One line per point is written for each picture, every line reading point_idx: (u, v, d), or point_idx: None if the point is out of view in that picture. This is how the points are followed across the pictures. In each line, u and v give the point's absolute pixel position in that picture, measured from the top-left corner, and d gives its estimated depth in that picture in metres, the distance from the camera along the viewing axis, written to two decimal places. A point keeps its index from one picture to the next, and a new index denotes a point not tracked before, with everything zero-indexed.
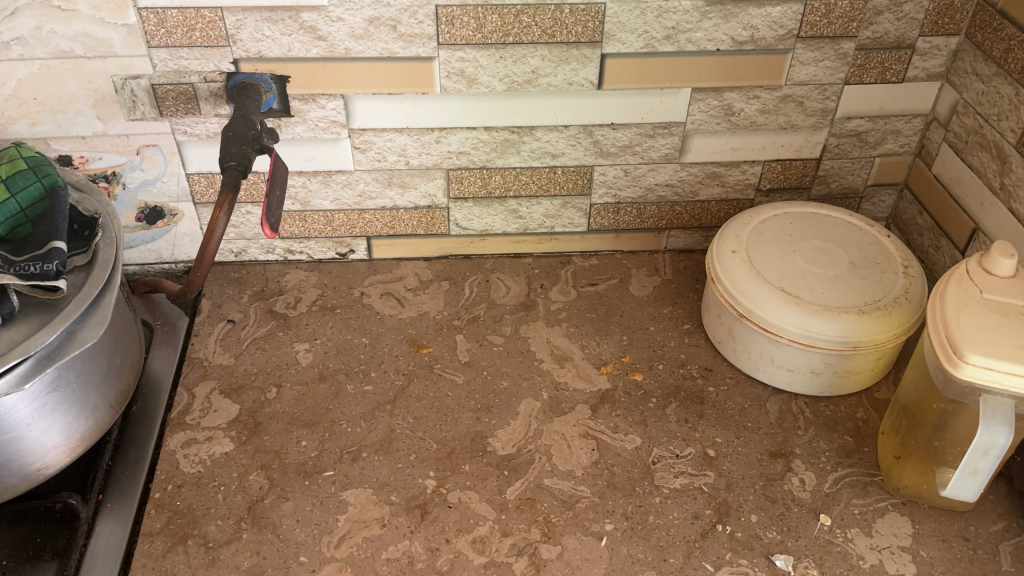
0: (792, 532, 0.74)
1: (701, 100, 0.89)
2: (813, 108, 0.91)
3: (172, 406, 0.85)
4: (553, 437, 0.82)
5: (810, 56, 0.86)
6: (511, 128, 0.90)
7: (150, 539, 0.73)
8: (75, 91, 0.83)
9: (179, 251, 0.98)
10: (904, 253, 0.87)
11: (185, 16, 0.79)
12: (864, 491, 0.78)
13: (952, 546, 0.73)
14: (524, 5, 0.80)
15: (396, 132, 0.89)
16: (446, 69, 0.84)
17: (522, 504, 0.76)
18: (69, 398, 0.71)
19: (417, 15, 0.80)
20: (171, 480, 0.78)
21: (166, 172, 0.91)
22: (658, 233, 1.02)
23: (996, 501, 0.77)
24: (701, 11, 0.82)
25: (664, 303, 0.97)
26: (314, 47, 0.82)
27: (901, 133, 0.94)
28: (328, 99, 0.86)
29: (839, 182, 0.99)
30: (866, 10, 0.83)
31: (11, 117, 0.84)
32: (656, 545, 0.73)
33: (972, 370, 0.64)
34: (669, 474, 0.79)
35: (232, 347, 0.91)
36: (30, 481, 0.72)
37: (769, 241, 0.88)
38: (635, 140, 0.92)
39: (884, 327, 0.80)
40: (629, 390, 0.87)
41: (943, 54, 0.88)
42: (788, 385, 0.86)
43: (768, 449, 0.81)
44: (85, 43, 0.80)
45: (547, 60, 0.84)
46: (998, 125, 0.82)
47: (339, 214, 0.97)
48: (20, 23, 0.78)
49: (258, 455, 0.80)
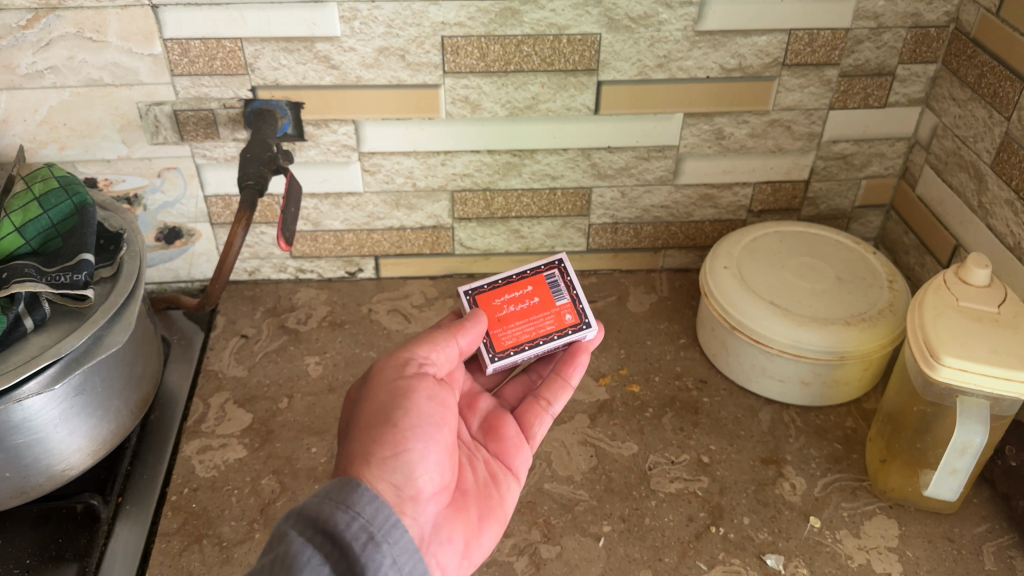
0: (782, 533, 0.77)
1: (693, 125, 0.94)
2: (800, 132, 0.96)
3: (188, 415, 0.88)
4: (553, 444, 0.85)
5: (796, 82, 0.91)
6: (513, 151, 0.95)
7: (167, 539, 0.76)
8: (103, 116, 0.88)
9: (195, 270, 1.03)
10: (890, 268, 0.91)
11: (207, 46, 0.85)
12: (852, 495, 0.81)
13: (937, 547, 0.76)
14: (524, 35, 0.85)
15: (403, 155, 0.94)
16: (451, 96, 0.89)
17: (522, 507, 0.79)
18: (93, 402, 0.75)
19: (424, 45, 0.86)
20: (187, 484, 0.81)
21: (185, 194, 0.96)
22: (655, 253, 1.06)
23: (979, 505, 0.80)
24: (691, 40, 0.87)
25: (660, 319, 1.01)
26: (327, 75, 0.87)
27: (885, 156, 0.99)
28: (339, 124, 0.91)
29: (827, 204, 1.03)
30: (847, 39, 0.88)
31: (42, 142, 0.89)
32: (651, 546, 0.76)
33: (948, 372, 0.69)
34: (664, 479, 0.82)
35: (246, 360, 0.95)
36: (55, 482, 0.76)
37: (759, 258, 0.92)
38: (631, 163, 0.96)
39: (869, 337, 0.84)
40: (626, 401, 0.90)
41: (922, 80, 0.92)
42: (779, 396, 0.89)
43: (760, 456, 0.84)
44: (114, 72, 0.85)
45: (546, 87, 0.89)
46: (974, 146, 0.87)
47: (349, 234, 1.01)
48: (53, 53, 0.83)
49: (270, 460, 0.83)
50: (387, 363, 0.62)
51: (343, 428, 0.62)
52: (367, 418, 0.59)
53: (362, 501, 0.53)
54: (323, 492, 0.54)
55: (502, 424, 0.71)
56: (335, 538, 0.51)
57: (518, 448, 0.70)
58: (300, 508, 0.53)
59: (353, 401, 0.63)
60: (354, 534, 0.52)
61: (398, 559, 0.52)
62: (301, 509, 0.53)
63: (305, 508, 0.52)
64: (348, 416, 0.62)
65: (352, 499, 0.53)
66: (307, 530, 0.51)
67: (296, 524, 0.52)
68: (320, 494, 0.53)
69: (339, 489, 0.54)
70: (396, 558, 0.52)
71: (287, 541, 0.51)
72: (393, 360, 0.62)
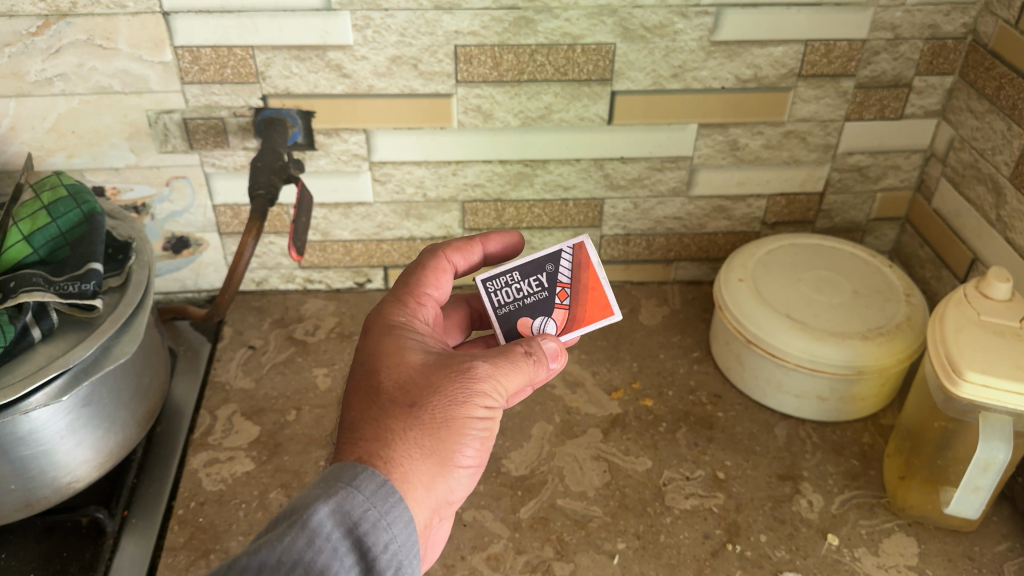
0: (800, 551, 0.76)
1: (707, 136, 0.93)
2: (816, 143, 0.95)
3: (195, 427, 0.87)
4: (565, 459, 0.84)
5: (812, 93, 0.90)
6: (525, 161, 0.94)
7: (173, 554, 0.75)
8: (112, 124, 0.88)
9: (203, 280, 1.01)
10: (907, 282, 0.90)
11: (217, 54, 0.84)
12: (870, 513, 0.79)
13: (957, 566, 0.75)
14: (538, 44, 0.85)
15: (414, 165, 0.93)
16: (463, 105, 0.89)
17: (535, 523, 0.78)
18: (101, 413, 0.74)
19: (436, 54, 0.85)
20: (194, 498, 0.80)
21: (194, 204, 0.95)
22: (667, 265, 1.05)
23: (1000, 523, 0.79)
24: (706, 50, 0.86)
25: (673, 332, 0.99)
26: (339, 84, 0.86)
27: (901, 168, 0.98)
28: (350, 134, 0.90)
29: (842, 216, 1.02)
30: (864, 50, 0.87)
31: (50, 150, 0.88)
32: (667, 563, 0.74)
33: (970, 388, 0.67)
34: (679, 495, 0.80)
35: (253, 372, 0.94)
36: (61, 494, 0.74)
37: (775, 270, 0.91)
38: (644, 174, 0.95)
39: (888, 352, 0.82)
40: (639, 415, 0.89)
41: (939, 92, 0.91)
42: (795, 411, 0.88)
43: (777, 472, 0.83)
44: (123, 79, 0.85)
45: (559, 96, 0.89)
46: (993, 158, 0.85)
47: (358, 244, 1.00)
48: (63, 60, 0.83)
49: (278, 474, 0.82)
50: (493, 374, 0.57)
51: (413, 409, 0.55)
52: (457, 427, 0.55)
53: (398, 524, 0.52)
54: (367, 490, 0.51)
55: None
56: (363, 553, 0.50)
57: None
58: (342, 499, 0.50)
59: (432, 385, 0.56)
60: (380, 554, 0.51)
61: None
62: (341, 501, 0.50)
63: (345, 502, 0.50)
64: (418, 397, 0.55)
65: (391, 515, 0.51)
66: (341, 531, 0.50)
67: (331, 519, 0.50)
68: (364, 491, 0.51)
69: (384, 495, 0.51)
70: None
71: (318, 538, 0.49)
72: (498, 368, 0.57)
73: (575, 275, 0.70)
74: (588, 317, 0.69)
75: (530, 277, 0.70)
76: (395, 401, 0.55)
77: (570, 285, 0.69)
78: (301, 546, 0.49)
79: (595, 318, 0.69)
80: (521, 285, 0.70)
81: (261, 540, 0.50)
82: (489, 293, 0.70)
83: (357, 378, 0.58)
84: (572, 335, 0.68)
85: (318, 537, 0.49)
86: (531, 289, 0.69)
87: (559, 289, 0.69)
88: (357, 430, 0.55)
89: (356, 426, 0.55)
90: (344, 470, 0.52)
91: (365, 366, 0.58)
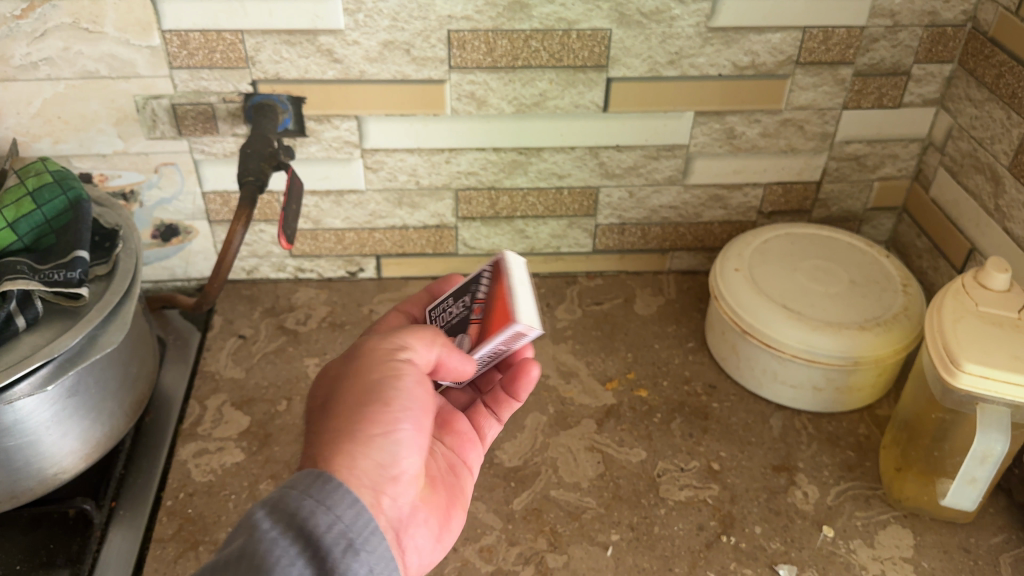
0: (795, 543, 0.75)
1: (703, 124, 0.92)
2: (813, 132, 0.94)
3: (184, 417, 0.86)
4: (559, 450, 0.83)
5: (809, 81, 0.89)
6: (519, 149, 0.93)
7: (161, 545, 0.74)
8: (99, 109, 0.86)
9: (192, 268, 1.00)
10: (904, 272, 0.89)
11: (206, 38, 0.82)
12: (866, 504, 0.79)
13: (953, 557, 0.74)
14: (533, 30, 0.83)
15: (407, 152, 0.92)
16: (457, 91, 0.87)
17: (528, 514, 0.77)
18: (87, 403, 0.73)
19: (429, 39, 0.83)
20: (183, 489, 0.79)
21: (183, 190, 0.93)
22: (662, 255, 1.04)
23: (996, 515, 0.78)
24: (703, 37, 0.85)
25: (667, 322, 0.99)
26: (330, 69, 0.85)
27: (899, 157, 0.97)
28: (342, 120, 0.89)
29: (839, 206, 1.01)
30: (862, 37, 0.86)
31: (36, 135, 0.87)
32: (661, 555, 0.74)
33: (968, 379, 0.67)
34: (674, 486, 0.80)
35: (243, 361, 0.92)
36: (46, 486, 0.73)
37: (771, 260, 0.90)
38: (639, 162, 0.94)
39: (884, 342, 0.82)
40: (634, 405, 0.88)
41: (937, 80, 0.90)
42: (791, 401, 0.87)
43: (772, 463, 0.82)
44: (110, 64, 0.83)
45: (554, 83, 0.87)
46: (991, 147, 0.84)
47: (350, 232, 0.99)
48: (49, 44, 0.81)
49: (268, 465, 0.81)
50: (382, 341, 0.58)
51: (324, 405, 0.57)
52: (365, 399, 0.55)
53: (339, 505, 0.50)
54: (301, 485, 0.50)
55: (455, 418, 0.69)
56: (309, 540, 0.48)
57: (471, 444, 0.69)
58: (278, 497, 0.50)
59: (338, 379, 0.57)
60: (324, 537, 0.49)
61: (374, 569, 0.50)
62: (276, 500, 0.50)
63: (281, 499, 0.50)
64: (325, 396, 0.57)
65: (329, 499, 0.50)
66: (283, 525, 0.49)
67: (270, 516, 0.49)
68: (297, 486, 0.50)
69: (318, 484, 0.50)
70: (373, 566, 0.50)
71: (255, 533, 0.48)
72: (395, 336, 0.58)
73: (493, 284, 0.63)
74: (493, 327, 0.60)
75: (459, 298, 0.66)
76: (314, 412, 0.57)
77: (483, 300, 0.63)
78: (241, 544, 0.48)
79: (498, 326, 0.60)
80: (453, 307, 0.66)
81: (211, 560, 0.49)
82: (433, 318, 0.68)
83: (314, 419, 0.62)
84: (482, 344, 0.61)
85: (259, 532, 0.48)
86: (458, 310, 0.65)
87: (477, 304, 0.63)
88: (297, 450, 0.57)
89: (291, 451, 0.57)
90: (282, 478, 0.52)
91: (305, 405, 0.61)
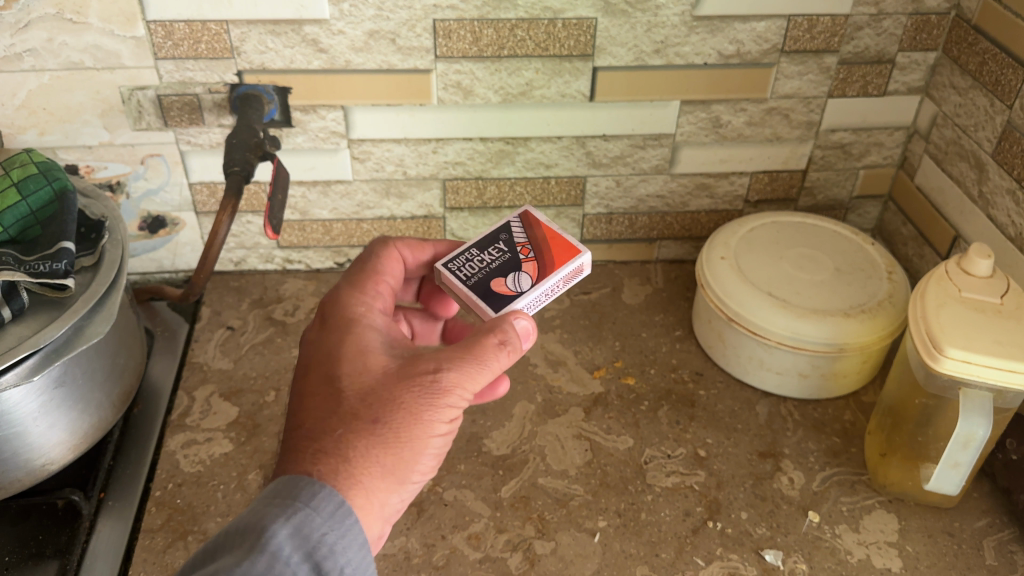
0: (781, 528, 0.76)
1: (689, 113, 0.92)
2: (798, 120, 0.94)
3: (172, 409, 0.86)
4: (547, 438, 0.83)
5: (794, 70, 0.89)
6: (506, 139, 0.93)
7: (150, 536, 0.74)
8: (84, 101, 0.86)
9: (180, 260, 1.00)
10: (889, 259, 0.90)
11: (191, 29, 0.82)
12: (851, 489, 0.79)
13: (937, 541, 0.75)
14: (518, 19, 0.83)
15: (393, 143, 0.92)
16: (444, 81, 0.87)
17: (516, 502, 0.77)
18: (74, 394, 0.73)
19: (415, 29, 0.83)
20: (172, 479, 0.79)
21: (169, 181, 0.93)
22: (650, 244, 1.04)
23: (980, 499, 0.79)
24: (689, 25, 0.85)
25: (655, 311, 0.99)
26: (315, 59, 0.85)
27: (884, 145, 0.97)
28: (328, 110, 0.89)
29: (825, 194, 1.02)
30: (847, 25, 0.87)
31: (21, 127, 0.87)
32: (648, 541, 0.74)
33: (951, 364, 0.67)
34: (661, 473, 0.80)
35: (231, 352, 0.93)
36: (35, 477, 0.73)
37: (757, 248, 0.91)
38: (626, 151, 0.95)
39: (869, 329, 0.82)
40: (621, 393, 0.88)
41: (922, 68, 0.91)
42: (776, 388, 0.88)
43: (758, 449, 0.83)
44: (95, 55, 0.83)
45: (540, 72, 0.87)
46: (975, 135, 0.85)
47: (338, 223, 0.99)
48: (33, 35, 0.81)
49: (257, 455, 0.81)
50: (462, 385, 0.55)
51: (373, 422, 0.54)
52: (417, 446, 0.54)
53: (353, 547, 0.52)
54: (325, 512, 0.51)
55: None
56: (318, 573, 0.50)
57: None
58: (302, 522, 0.50)
59: (398, 399, 0.54)
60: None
61: None
62: (299, 522, 0.50)
63: (304, 524, 0.50)
64: (375, 413, 0.54)
65: (346, 537, 0.51)
66: (302, 554, 0.49)
67: (288, 538, 0.49)
68: (322, 513, 0.50)
69: (342, 517, 0.51)
70: None
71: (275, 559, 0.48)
72: (468, 375, 0.55)
73: (531, 235, 0.71)
74: (558, 261, 0.68)
75: (487, 248, 0.70)
76: (357, 414, 0.54)
77: (529, 245, 0.70)
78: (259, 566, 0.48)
79: (566, 259, 0.68)
80: (482, 257, 0.70)
81: (215, 564, 0.48)
82: (448, 268, 0.69)
83: (316, 379, 0.56)
84: (548, 277, 0.66)
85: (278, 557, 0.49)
86: (493, 257, 0.69)
87: (519, 249, 0.70)
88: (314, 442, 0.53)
89: (314, 438, 0.54)
90: (299, 487, 0.51)
91: (330, 373, 0.56)
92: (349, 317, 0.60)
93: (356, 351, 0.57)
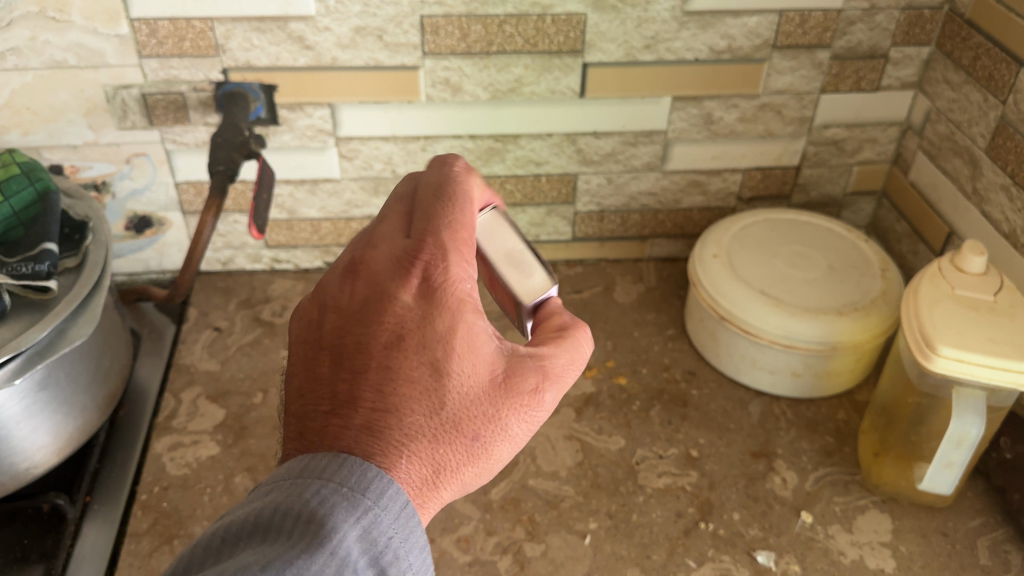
0: (773, 529, 0.75)
1: (681, 109, 0.91)
2: (791, 116, 0.93)
3: (159, 411, 0.85)
4: (537, 438, 0.82)
5: (786, 65, 0.89)
6: (496, 136, 0.92)
7: (136, 540, 0.73)
8: (67, 99, 0.85)
9: (167, 260, 0.99)
10: (883, 256, 0.89)
11: (175, 26, 0.81)
12: (844, 489, 0.79)
13: (931, 541, 0.74)
14: (507, 14, 0.82)
15: (382, 140, 0.91)
16: (432, 78, 0.86)
17: (506, 504, 0.76)
18: (58, 396, 0.72)
19: (402, 25, 0.82)
20: (158, 482, 0.78)
21: (155, 181, 0.92)
22: (642, 242, 1.03)
23: (974, 498, 0.78)
24: (679, 21, 0.84)
25: (647, 310, 0.98)
26: (302, 56, 0.84)
27: (878, 141, 0.96)
28: (314, 108, 0.88)
29: (818, 190, 1.01)
30: (839, 20, 0.86)
31: (4, 126, 0.85)
32: (639, 543, 0.73)
33: (944, 362, 0.66)
34: (652, 474, 0.79)
35: (218, 354, 0.92)
36: (18, 481, 0.72)
37: (750, 246, 0.90)
38: (617, 149, 0.94)
39: (862, 327, 0.81)
40: (613, 393, 0.88)
41: (915, 63, 0.90)
42: (769, 387, 0.87)
43: (750, 449, 0.82)
44: (78, 53, 0.82)
45: (530, 68, 0.86)
46: (969, 130, 0.84)
47: (326, 222, 0.98)
48: (15, 33, 0.79)
49: (244, 458, 0.80)
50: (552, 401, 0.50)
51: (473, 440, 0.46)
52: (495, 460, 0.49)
53: (414, 551, 0.44)
54: (394, 513, 0.43)
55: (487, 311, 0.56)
56: None
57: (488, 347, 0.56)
58: (370, 524, 0.42)
59: (501, 416, 0.47)
60: None
61: None
62: (367, 522, 0.42)
63: (372, 525, 0.42)
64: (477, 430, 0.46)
65: (412, 542, 0.44)
66: (367, 559, 0.42)
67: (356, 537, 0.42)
68: (392, 513, 0.43)
69: (407, 520, 0.44)
70: None
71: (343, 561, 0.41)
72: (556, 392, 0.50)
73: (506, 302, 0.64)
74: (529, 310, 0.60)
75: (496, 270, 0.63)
76: (460, 428, 0.46)
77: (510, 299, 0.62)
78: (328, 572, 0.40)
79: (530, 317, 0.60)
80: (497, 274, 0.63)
81: (262, 551, 0.40)
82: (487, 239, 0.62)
83: (405, 364, 0.45)
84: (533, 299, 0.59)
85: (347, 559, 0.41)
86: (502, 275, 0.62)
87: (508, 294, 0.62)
88: (402, 451, 0.44)
89: (403, 442, 0.44)
90: (370, 480, 0.43)
91: (427, 364, 0.45)
92: (452, 287, 0.47)
93: (467, 341, 0.46)
